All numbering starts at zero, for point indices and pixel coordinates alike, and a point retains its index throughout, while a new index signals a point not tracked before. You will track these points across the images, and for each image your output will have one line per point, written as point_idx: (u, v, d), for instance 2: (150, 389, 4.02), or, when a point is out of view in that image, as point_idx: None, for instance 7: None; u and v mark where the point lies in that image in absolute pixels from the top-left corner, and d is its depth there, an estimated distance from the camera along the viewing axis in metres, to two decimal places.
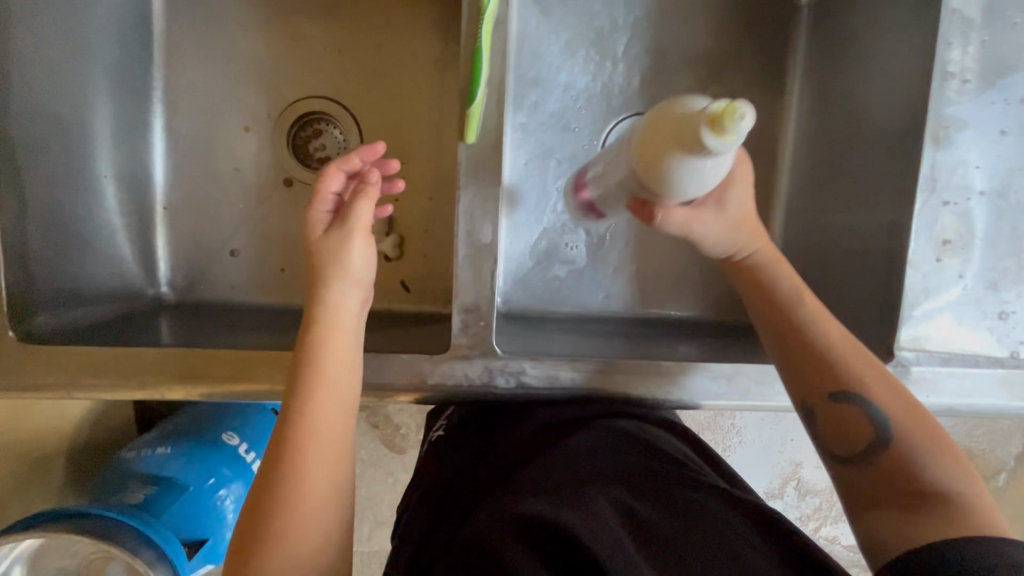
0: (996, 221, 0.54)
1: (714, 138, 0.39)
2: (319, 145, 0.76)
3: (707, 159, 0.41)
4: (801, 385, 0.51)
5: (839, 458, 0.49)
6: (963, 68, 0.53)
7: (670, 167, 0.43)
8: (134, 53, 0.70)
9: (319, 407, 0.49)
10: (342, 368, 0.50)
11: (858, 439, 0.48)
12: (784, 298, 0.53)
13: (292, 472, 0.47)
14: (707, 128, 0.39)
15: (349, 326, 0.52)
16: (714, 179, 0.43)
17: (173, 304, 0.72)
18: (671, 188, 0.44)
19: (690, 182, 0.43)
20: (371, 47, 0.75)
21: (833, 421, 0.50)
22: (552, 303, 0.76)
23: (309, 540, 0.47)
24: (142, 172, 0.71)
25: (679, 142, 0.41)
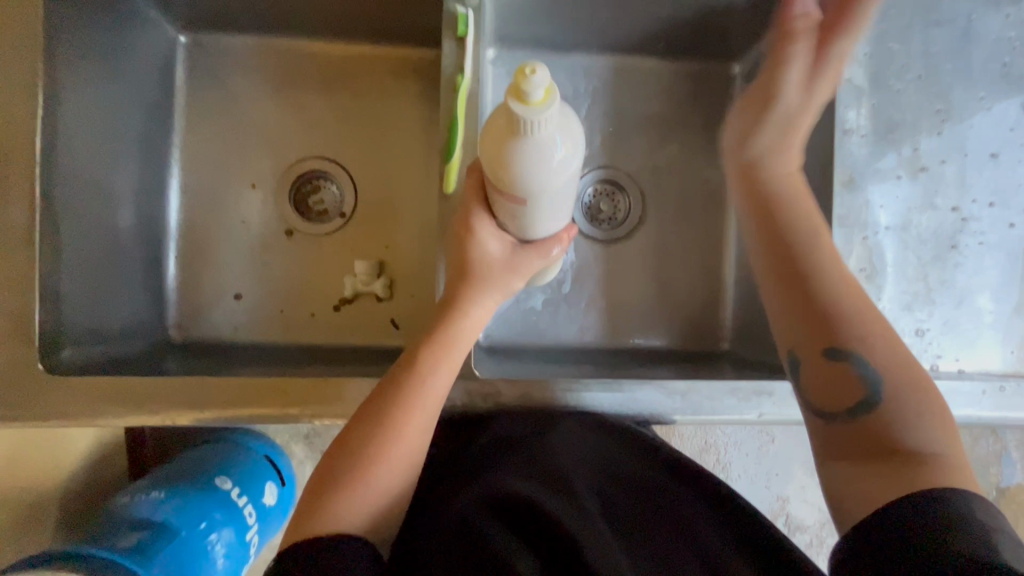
0: (903, 251, 0.63)
1: (524, 108, 0.47)
2: (318, 199, 0.85)
3: (535, 132, 0.48)
4: (797, 337, 0.58)
5: (823, 412, 0.56)
6: (860, 125, 0.63)
7: (517, 160, 0.50)
8: (158, 123, 0.80)
9: (427, 398, 0.57)
10: (451, 369, 0.59)
11: (844, 398, 0.54)
12: (799, 250, 0.60)
13: (381, 440, 0.56)
14: (516, 103, 0.47)
15: (462, 338, 0.60)
16: (560, 151, 0.50)
17: (179, 343, 0.79)
18: (528, 176, 0.51)
19: (541, 162, 0.50)
20: (365, 114, 0.85)
21: (823, 375, 0.56)
22: (530, 336, 0.84)
23: (371, 518, 0.55)
24: (157, 226, 0.80)
25: (509, 134, 0.49)
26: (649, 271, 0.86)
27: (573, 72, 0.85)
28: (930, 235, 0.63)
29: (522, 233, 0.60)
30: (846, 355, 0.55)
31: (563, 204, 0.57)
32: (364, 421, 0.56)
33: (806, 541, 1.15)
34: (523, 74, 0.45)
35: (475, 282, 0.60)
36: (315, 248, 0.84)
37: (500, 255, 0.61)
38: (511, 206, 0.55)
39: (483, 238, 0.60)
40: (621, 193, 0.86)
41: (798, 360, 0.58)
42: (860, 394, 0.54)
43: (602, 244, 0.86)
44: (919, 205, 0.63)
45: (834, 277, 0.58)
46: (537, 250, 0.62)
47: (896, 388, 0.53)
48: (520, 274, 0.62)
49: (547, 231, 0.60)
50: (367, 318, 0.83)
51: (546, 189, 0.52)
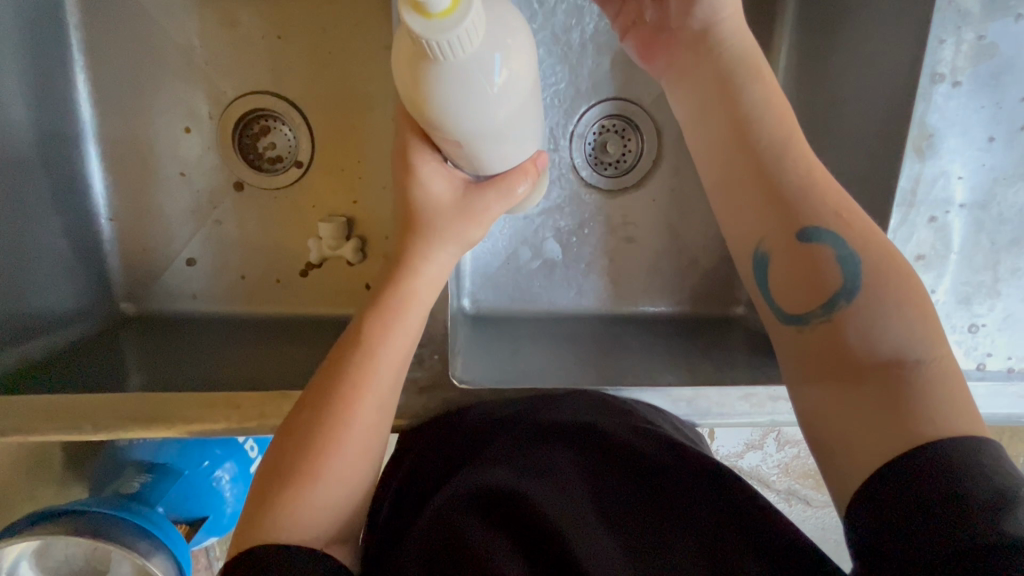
0: (974, 235, 0.52)
1: (426, 24, 0.36)
2: (269, 143, 0.71)
3: (452, 56, 0.38)
4: (762, 230, 0.44)
5: (795, 316, 0.43)
6: (954, 69, 0.48)
7: (438, 91, 0.40)
8: (52, 56, 0.64)
9: (382, 366, 0.47)
10: (407, 334, 0.49)
11: (821, 289, 0.42)
12: (754, 120, 0.45)
13: (335, 427, 0.46)
14: (415, 20, 0.36)
15: (429, 288, 0.50)
16: (494, 78, 0.41)
17: (133, 317, 0.71)
18: (450, 107, 0.41)
19: (470, 93, 0.40)
20: (317, 33, 0.68)
21: (794, 270, 0.43)
22: (521, 303, 0.73)
23: (327, 510, 0.45)
24: (77, 183, 0.68)
25: (420, 58, 0.39)
26: (664, 224, 0.72)
27: None
28: (1013, 214, 0.51)
29: (474, 167, 0.48)
30: (823, 235, 0.42)
31: (518, 130, 0.46)
32: (319, 391, 0.47)
33: (796, 454, 0.89)
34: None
35: (420, 229, 0.49)
36: (271, 204, 0.72)
37: (446, 197, 0.49)
38: (448, 146, 0.45)
39: (425, 179, 0.48)
40: (633, 130, 0.71)
41: (766, 257, 0.44)
42: (833, 285, 0.41)
43: (607, 194, 0.72)
44: (1008, 175, 0.50)
45: (798, 156, 0.44)
46: (498, 188, 0.49)
47: (872, 276, 0.41)
48: (479, 220, 0.50)
49: (506, 158, 0.48)
50: (338, 285, 0.73)
51: (482, 123, 0.43)
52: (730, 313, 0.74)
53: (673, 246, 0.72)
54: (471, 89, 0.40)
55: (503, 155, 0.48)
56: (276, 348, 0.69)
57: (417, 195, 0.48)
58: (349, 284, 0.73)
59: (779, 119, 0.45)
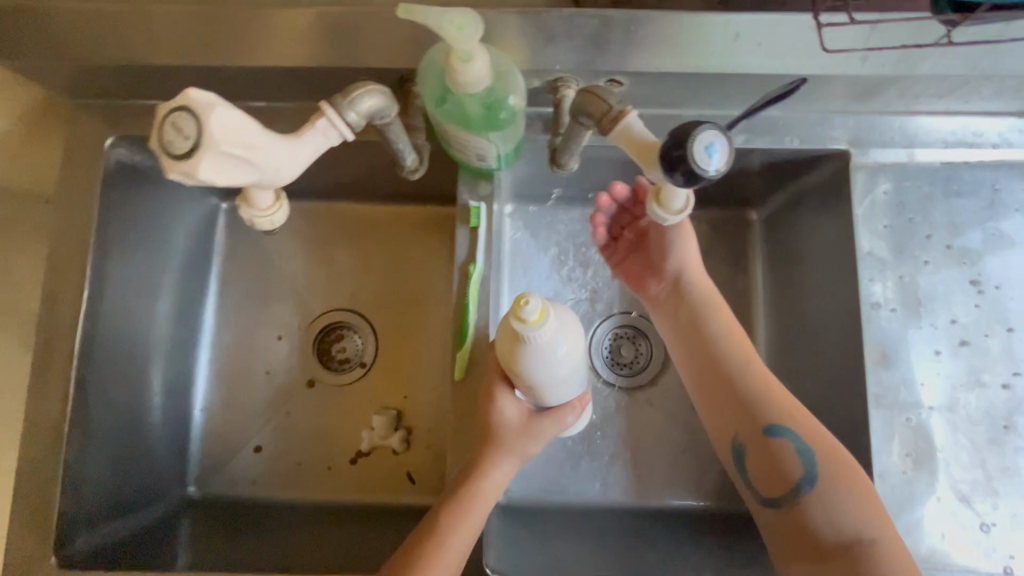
0: (953, 435, 0.58)
1: (522, 324, 0.48)
2: (341, 348, 0.86)
3: (537, 342, 0.49)
4: (737, 426, 0.61)
5: (771, 500, 0.58)
6: (887, 299, 0.61)
7: (523, 358, 0.50)
8: (196, 286, 0.84)
9: (443, 561, 0.51)
10: (467, 534, 0.53)
11: (786, 480, 0.57)
12: (711, 337, 0.65)
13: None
14: (515, 323, 0.48)
15: (491, 494, 0.55)
16: (562, 348, 0.51)
17: (197, 501, 0.79)
18: (527, 365, 0.51)
19: (544, 360, 0.50)
20: (389, 267, 0.88)
21: (764, 462, 0.59)
22: (550, 495, 0.77)
23: None
24: (185, 381, 0.82)
25: (512, 337, 0.50)
26: (678, 418, 0.80)
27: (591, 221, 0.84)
28: (981, 416, 0.58)
29: (539, 400, 0.56)
30: (784, 436, 0.58)
31: (573, 381, 0.55)
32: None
33: None
34: (521, 302, 0.47)
35: (490, 440, 0.56)
36: (336, 398, 0.84)
37: (514, 417, 0.56)
38: (520, 385, 0.54)
39: (499, 404, 0.56)
40: (642, 336, 0.84)
41: (741, 449, 0.60)
42: (796, 474, 0.57)
43: (624, 391, 0.81)
44: (964, 382, 0.59)
45: (752, 370, 0.62)
46: (551, 417, 0.57)
47: (824, 479, 0.55)
48: (536, 439, 0.57)
49: (562, 396, 0.56)
50: (385, 475, 0.81)
51: (546, 375, 0.52)
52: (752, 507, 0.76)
53: (690, 440, 0.79)
54: (549, 357, 0.50)
55: (562, 393, 0.56)
56: (327, 538, 0.74)
57: (492, 414, 0.56)
58: (393, 472, 0.81)
59: (729, 349, 0.64)
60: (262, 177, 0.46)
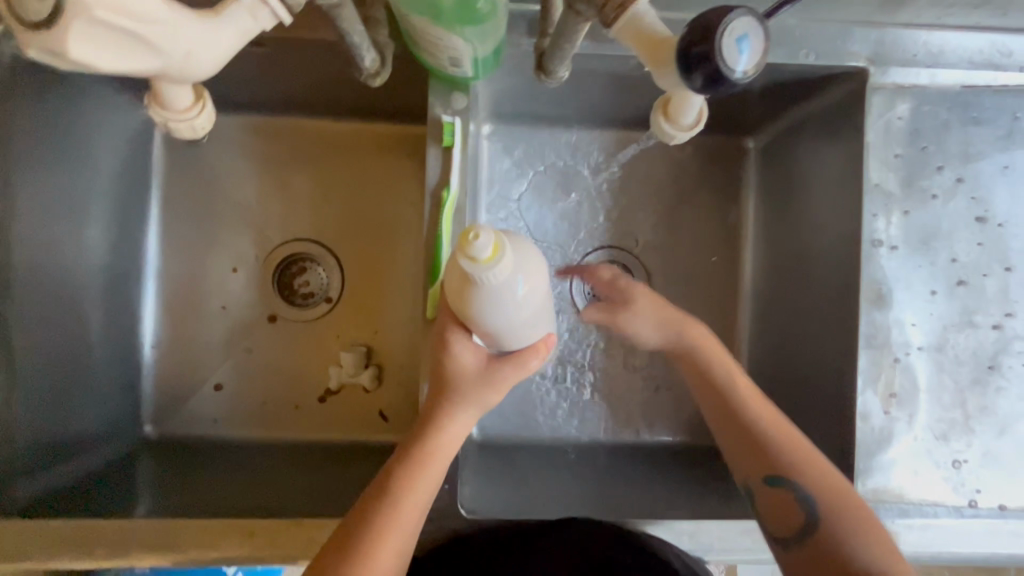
0: (938, 376, 0.57)
1: (472, 263, 0.41)
2: (304, 281, 0.80)
3: (488, 281, 0.43)
4: (740, 469, 0.56)
5: (781, 541, 0.52)
6: (889, 236, 0.57)
7: (474, 294, 0.44)
8: (135, 211, 0.75)
9: (403, 517, 0.48)
10: (427, 489, 0.50)
11: (793, 521, 0.52)
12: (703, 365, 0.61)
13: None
14: (463, 261, 0.41)
15: (451, 445, 0.51)
16: (519, 287, 0.45)
17: (155, 441, 0.75)
18: (481, 307, 0.45)
19: (500, 300, 0.45)
20: (353, 193, 0.80)
21: (769, 507, 0.54)
22: (526, 432, 0.75)
23: None
24: (131, 316, 0.75)
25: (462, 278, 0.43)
26: (659, 357, 0.78)
27: (577, 146, 0.77)
28: (968, 357, 0.57)
29: (498, 343, 0.50)
30: (783, 482, 0.53)
31: (532, 322, 0.49)
32: (343, 542, 0.47)
33: None
34: (468, 235, 0.40)
35: (449, 389, 0.51)
36: (300, 334, 0.79)
37: (473, 365, 0.50)
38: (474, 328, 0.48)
39: (455, 352, 0.50)
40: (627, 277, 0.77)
41: (748, 497, 0.55)
42: (802, 519, 0.52)
43: (605, 329, 0.78)
44: (956, 323, 0.57)
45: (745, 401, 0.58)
46: (512, 362, 0.51)
47: (830, 515, 0.51)
48: (498, 389, 0.51)
49: (524, 337, 0.50)
50: (356, 413, 0.78)
51: (503, 318, 0.46)
52: None
53: (670, 379, 0.78)
54: (503, 297, 0.44)
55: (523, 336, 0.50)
56: (296, 475, 0.72)
57: (449, 363, 0.50)
58: (364, 410, 0.78)
59: (732, 385, 0.59)
60: (173, 66, 0.39)
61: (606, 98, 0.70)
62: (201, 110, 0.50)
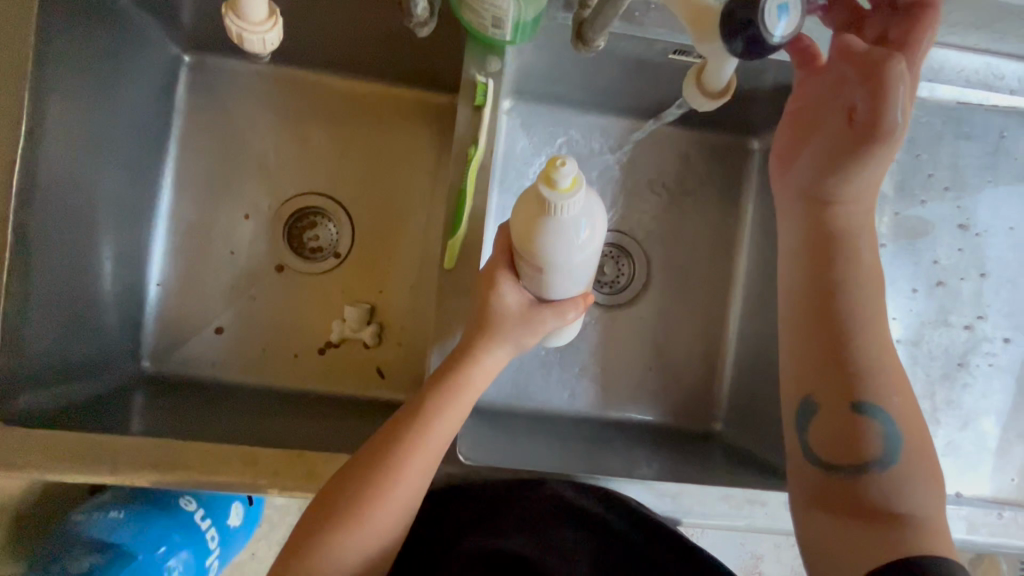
0: (912, 367, 0.61)
1: (552, 192, 0.43)
2: (314, 235, 0.81)
3: (561, 215, 0.45)
4: (822, 383, 0.57)
5: (829, 464, 0.55)
6: (879, 234, 0.61)
7: (541, 238, 0.46)
8: (154, 147, 0.76)
9: (431, 437, 0.52)
10: (457, 416, 0.54)
11: (857, 452, 0.54)
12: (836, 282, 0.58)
13: (375, 487, 0.51)
14: (544, 189, 0.44)
15: (483, 380, 0.54)
16: (585, 231, 0.47)
17: (151, 375, 0.76)
18: (547, 245, 0.47)
19: (566, 239, 0.46)
20: (370, 154, 0.82)
21: (840, 430, 0.55)
22: (519, 400, 0.78)
23: (362, 549, 0.50)
24: (140, 251, 0.76)
25: (534, 213, 0.46)
26: (652, 339, 0.81)
27: (590, 130, 0.81)
28: (941, 352, 0.62)
29: (543, 290, 0.53)
30: (872, 413, 0.55)
31: (581, 277, 0.52)
32: (377, 450, 0.52)
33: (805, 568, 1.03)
34: (554, 163, 0.43)
35: (489, 329, 0.54)
36: (306, 286, 0.80)
37: (516, 306, 0.54)
38: (526, 272, 0.51)
39: (503, 292, 0.53)
40: (627, 258, 0.82)
41: (813, 411, 0.57)
42: (869, 453, 0.54)
43: (603, 309, 0.81)
44: (932, 320, 0.62)
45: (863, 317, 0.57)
46: (553, 308, 0.55)
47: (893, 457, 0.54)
48: (536, 330, 0.55)
49: (568, 288, 0.53)
50: (354, 367, 0.79)
51: (563, 260, 0.48)
52: (708, 428, 0.80)
53: (660, 361, 0.81)
54: (571, 236, 0.46)
55: (570, 284, 0.53)
56: (292, 415, 0.73)
57: (493, 300, 0.53)
58: (362, 365, 0.79)
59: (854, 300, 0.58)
60: None
61: (626, 85, 0.74)
62: (274, 27, 0.50)
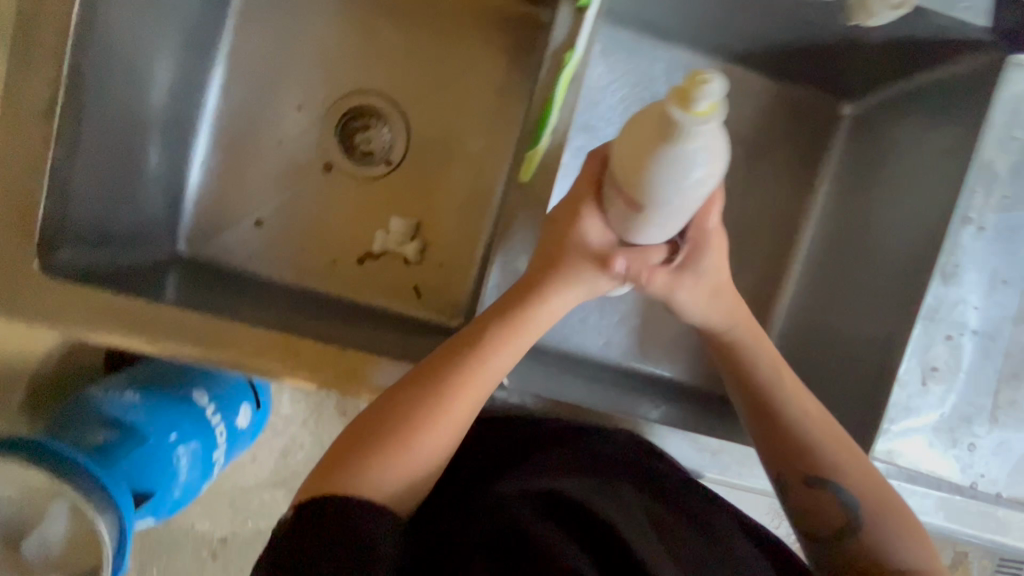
0: (981, 361, 0.59)
1: (683, 115, 0.37)
2: (366, 138, 0.77)
3: (687, 143, 0.39)
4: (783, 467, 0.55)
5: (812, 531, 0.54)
6: (981, 217, 0.58)
7: (657, 167, 0.40)
8: (212, 15, 0.70)
9: (487, 371, 0.50)
10: (515, 353, 0.52)
11: (828, 519, 0.53)
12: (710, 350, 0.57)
13: (427, 414, 0.49)
14: (676, 107, 0.37)
15: (546, 320, 0.52)
16: (706, 169, 0.41)
17: (187, 259, 0.73)
18: (661, 177, 0.41)
19: (685, 174, 0.40)
20: (437, 59, 0.76)
21: (804, 500, 0.54)
22: (554, 339, 0.76)
23: (402, 478, 0.48)
24: (187, 127, 0.72)
25: (654, 137, 0.39)
26: None
27: (675, 67, 0.74)
28: (1015, 351, 0.59)
29: (638, 233, 0.47)
30: (823, 483, 0.53)
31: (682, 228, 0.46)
32: (426, 378, 0.50)
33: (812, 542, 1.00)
34: (695, 79, 0.37)
35: (560, 266, 0.51)
36: (353, 191, 0.77)
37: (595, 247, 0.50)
38: (623, 209, 0.45)
39: (585, 228, 0.49)
40: None
41: (782, 489, 0.55)
42: (837, 518, 0.53)
43: None
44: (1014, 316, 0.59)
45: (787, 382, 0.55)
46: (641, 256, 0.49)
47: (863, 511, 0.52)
48: (609, 276, 0.50)
49: (664, 236, 0.47)
50: (391, 281, 0.77)
51: (673, 199, 0.42)
52: None
53: None
54: (691, 172, 0.40)
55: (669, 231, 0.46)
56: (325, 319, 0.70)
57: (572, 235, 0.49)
58: (400, 280, 0.77)
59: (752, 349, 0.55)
60: None
61: (727, 19, 0.67)
62: None
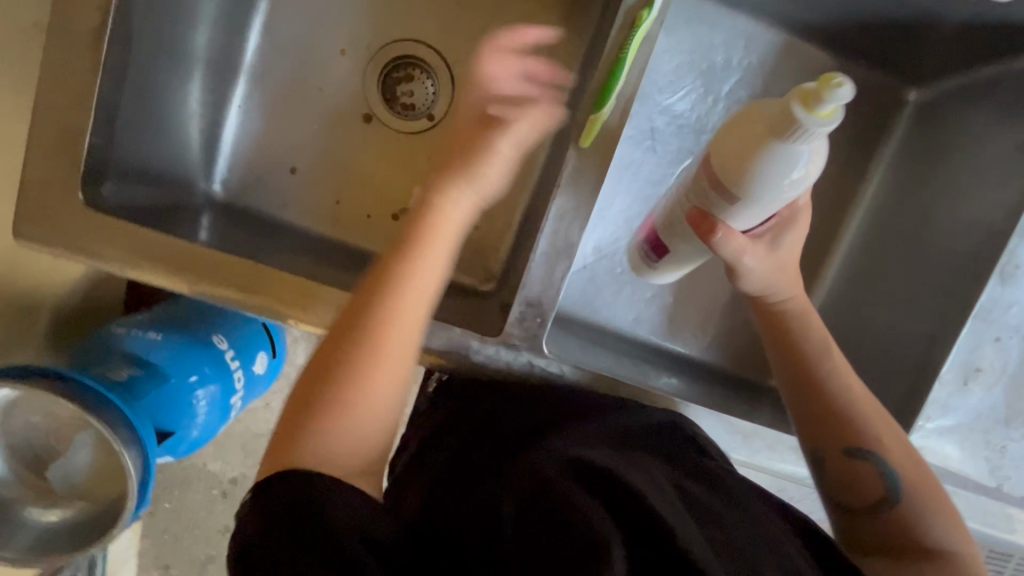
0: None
1: (805, 115, 0.42)
2: (408, 90, 0.74)
3: (796, 141, 0.44)
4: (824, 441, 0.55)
5: (848, 506, 0.55)
6: None
7: (762, 160, 0.45)
8: None
9: (398, 294, 0.50)
10: (423, 272, 0.52)
11: (867, 492, 0.53)
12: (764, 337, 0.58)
13: (371, 358, 0.48)
14: (797, 107, 0.42)
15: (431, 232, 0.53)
16: (806, 164, 0.45)
17: (220, 203, 0.71)
18: (764, 170, 0.45)
19: (787, 167, 0.45)
20: (488, 11, 0.73)
21: (845, 471, 0.54)
22: (585, 311, 0.75)
23: (353, 436, 0.46)
24: (226, 64, 0.70)
25: (765, 133, 0.44)
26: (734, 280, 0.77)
27: (737, 35, 0.70)
28: None
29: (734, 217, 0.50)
30: (866, 455, 0.54)
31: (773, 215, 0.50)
32: (353, 319, 0.49)
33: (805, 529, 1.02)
34: (826, 82, 0.41)
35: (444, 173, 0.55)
36: (391, 144, 0.75)
37: None
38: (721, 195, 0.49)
39: None
40: None
41: (820, 462, 0.55)
42: (876, 490, 0.53)
43: None
44: None
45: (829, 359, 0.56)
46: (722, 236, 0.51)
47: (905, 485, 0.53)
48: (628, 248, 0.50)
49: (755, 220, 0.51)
50: None
51: (774, 190, 0.46)
52: (764, 381, 0.78)
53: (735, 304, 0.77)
54: (793, 167, 0.45)
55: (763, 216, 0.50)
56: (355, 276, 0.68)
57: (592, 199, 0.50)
58: None
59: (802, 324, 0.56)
60: None
61: None
62: None
